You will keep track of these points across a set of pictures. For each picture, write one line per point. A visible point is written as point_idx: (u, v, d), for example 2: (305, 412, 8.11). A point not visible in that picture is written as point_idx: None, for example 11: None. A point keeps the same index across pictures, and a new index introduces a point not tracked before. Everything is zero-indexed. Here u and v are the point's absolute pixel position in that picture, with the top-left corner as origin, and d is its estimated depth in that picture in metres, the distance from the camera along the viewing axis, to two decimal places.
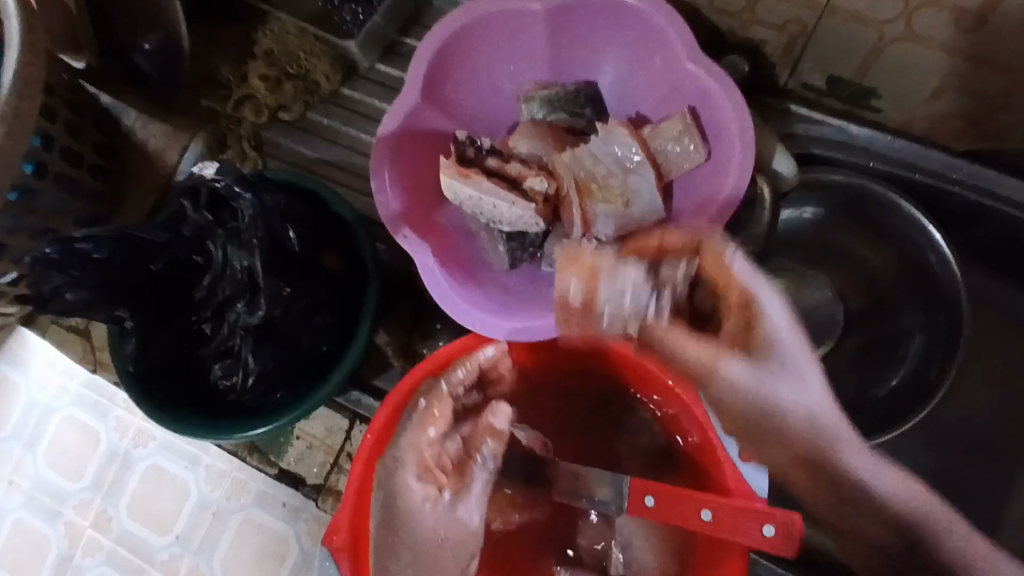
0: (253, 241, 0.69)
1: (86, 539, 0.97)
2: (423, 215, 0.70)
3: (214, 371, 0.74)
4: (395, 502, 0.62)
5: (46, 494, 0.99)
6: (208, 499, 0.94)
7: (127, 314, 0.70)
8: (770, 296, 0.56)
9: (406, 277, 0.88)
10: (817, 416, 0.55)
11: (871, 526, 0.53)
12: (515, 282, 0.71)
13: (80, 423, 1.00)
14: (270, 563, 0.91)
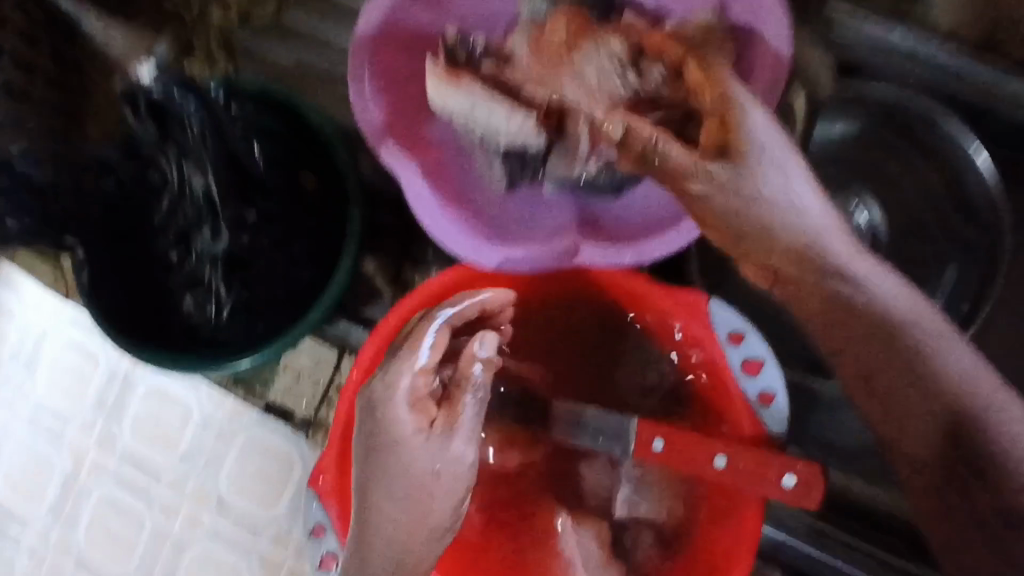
0: (206, 159, 0.61)
1: (91, 459, 0.95)
2: (406, 129, 0.62)
3: (185, 302, 0.69)
4: (384, 432, 0.55)
5: (49, 414, 0.97)
6: (212, 418, 0.91)
7: (78, 240, 0.63)
8: (752, 100, 0.44)
9: (393, 199, 0.80)
10: (822, 239, 0.47)
11: (877, 340, 0.50)
12: (512, 205, 0.64)
13: (78, 345, 0.95)
14: (274, 479, 0.88)
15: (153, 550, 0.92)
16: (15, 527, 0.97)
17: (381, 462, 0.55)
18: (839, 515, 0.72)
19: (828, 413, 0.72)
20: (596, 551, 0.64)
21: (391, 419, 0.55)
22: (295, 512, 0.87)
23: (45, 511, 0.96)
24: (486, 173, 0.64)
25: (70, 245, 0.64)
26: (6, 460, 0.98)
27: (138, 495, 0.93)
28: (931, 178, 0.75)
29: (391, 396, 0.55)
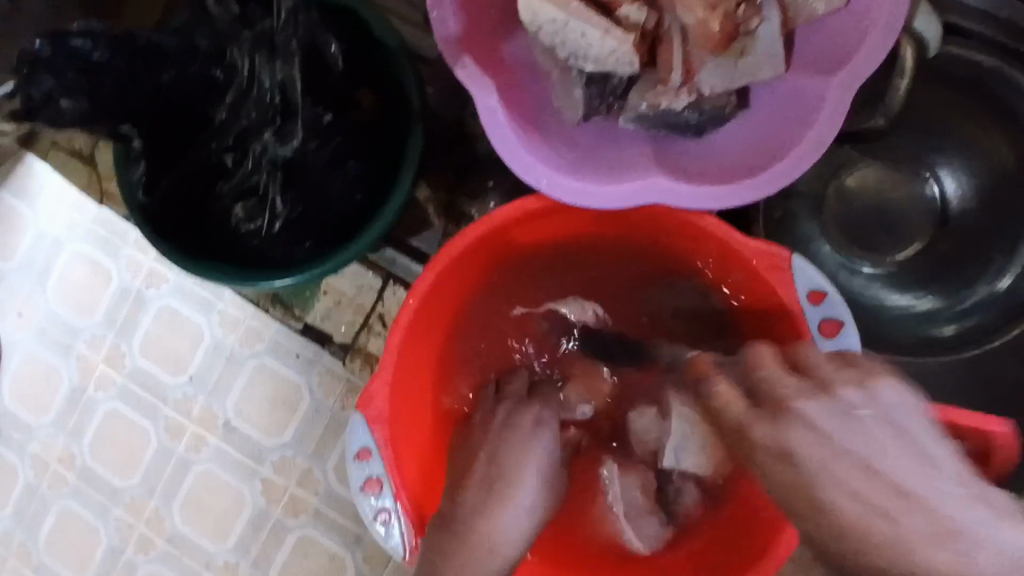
0: (293, 47, 0.61)
1: (98, 375, 0.93)
2: (484, 45, 0.58)
3: (234, 211, 0.66)
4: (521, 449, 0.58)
5: (56, 328, 0.94)
6: (222, 344, 0.90)
7: (133, 131, 0.60)
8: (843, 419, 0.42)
9: (453, 126, 0.77)
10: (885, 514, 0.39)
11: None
12: (586, 137, 0.60)
13: (90, 259, 0.93)
14: (281, 409, 0.88)
15: (156, 469, 0.92)
16: (19, 436, 0.95)
17: (493, 479, 0.55)
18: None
19: None
20: (639, 499, 0.64)
21: (523, 442, 0.58)
22: (302, 441, 0.88)
23: (50, 421, 0.95)
24: (561, 100, 0.58)
25: (126, 137, 0.60)
26: (12, 366, 0.96)
27: (144, 413, 0.92)
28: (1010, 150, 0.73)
29: (529, 425, 0.60)
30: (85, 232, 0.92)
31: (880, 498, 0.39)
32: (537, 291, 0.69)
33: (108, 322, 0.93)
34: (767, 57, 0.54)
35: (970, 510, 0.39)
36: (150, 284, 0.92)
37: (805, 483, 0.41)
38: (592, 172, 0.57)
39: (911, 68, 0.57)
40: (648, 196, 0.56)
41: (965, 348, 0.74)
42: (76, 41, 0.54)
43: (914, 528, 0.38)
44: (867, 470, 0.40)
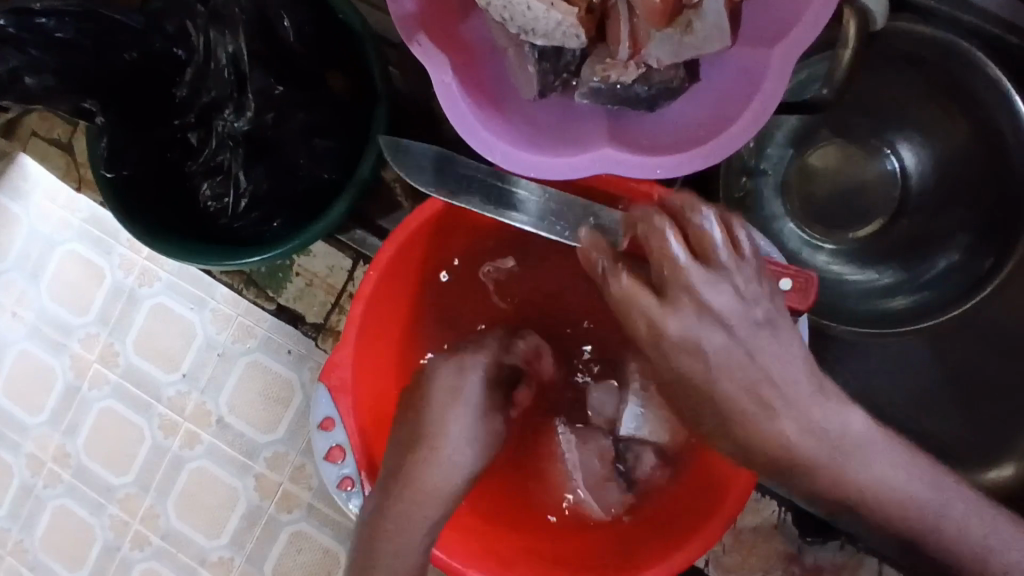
0: (238, 17, 0.61)
1: (93, 372, 0.95)
2: (440, 24, 0.59)
3: (203, 190, 0.68)
4: (453, 433, 0.61)
5: (51, 326, 0.96)
6: (214, 340, 0.91)
7: (97, 108, 0.62)
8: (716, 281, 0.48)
9: (420, 109, 0.78)
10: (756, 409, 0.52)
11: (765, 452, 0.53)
12: (543, 114, 0.61)
13: (82, 258, 0.94)
14: (277, 406, 0.90)
15: (151, 465, 0.94)
16: (14, 435, 0.97)
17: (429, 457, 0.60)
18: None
19: (845, 358, 0.79)
20: (597, 468, 0.67)
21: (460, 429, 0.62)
22: (293, 436, 0.90)
23: (44, 420, 0.97)
24: (518, 75, 0.60)
25: (90, 113, 0.62)
26: (6, 365, 0.98)
27: (140, 411, 0.94)
28: (964, 125, 0.73)
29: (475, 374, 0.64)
30: (76, 232, 0.94)
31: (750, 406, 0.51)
32: (511, 278, 0.72)
33: (101, 320, 0.94)
34: (710, 28, 0.55)
35: (816, 405, 0.52)
36: (144, 282, 0.93)
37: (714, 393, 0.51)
38: (548, 146, 0.59)
39: (854, 39, 0.60)
40: (598, 167, 0.58)
41: (914, 322, 0.72)
42: (40, 20, 0.57)
43: (776, 415, 0.52)
44: (757, 377, 0.50)
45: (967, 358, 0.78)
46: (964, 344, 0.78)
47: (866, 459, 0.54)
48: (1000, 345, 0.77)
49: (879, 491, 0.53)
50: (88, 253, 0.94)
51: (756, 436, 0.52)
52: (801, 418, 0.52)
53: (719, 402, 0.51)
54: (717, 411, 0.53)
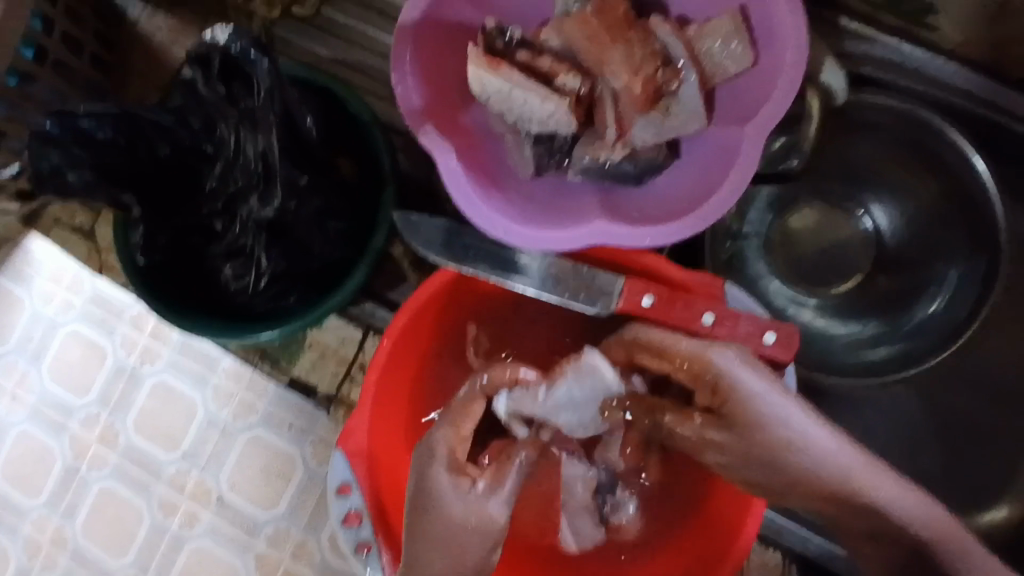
0: (269, 118, 0.62)
1: (92, 453, 0.96)
2: (444, 114, 0.66)
3: (224, 271, 0.71)
4: (438, 523, 0.60)
5: (51, 408, 0.97)
6: (216, 417, 0.94)
7: (133, 200, 0.67)
8: (752, 374, 0.59)
9: (423, 190, 0.83)
10: (762, 408, 0.59)
11: (762, 445, 0.59)
12: (540, 191, 0.67)
13: (86, 339, 0.97)
14: (275, 482, 0.92)
15: (149, 549, 0.94)
16: (10, 516, 0.97)
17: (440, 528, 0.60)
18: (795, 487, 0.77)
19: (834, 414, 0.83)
20: (581, 493, 0.68)
21: (438, 511, 0.60)
22: (295, 513, 0.91)
23: (42, 502, 0.97)
24: (515, 157, 0.66)
25: (127, 205, 0.67)
26: (6, 448, 0.98)
27: (138, 490, 0.95)
28: (935, 187, 0.80)
29: (437, 481, 0.61)
30: (80, 311, 0.97)
31: (763, 406, 0.59)
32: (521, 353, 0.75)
33: (101, 401, 0.97)
34: (688, 110, 0.62)
35: (879, 484, 0.55)
36: (144, 361, 0.96)
37: (741, 410, 0.59)
38: (547, 220, 0.64)
39: (816, 115, 0.67)
40: (593, 238, 0.62)
41: (919, 360, 0.76)
42: (82, 122, 0.63)
43: (770, 429, 0.59)
44: (829, 457, 0.57)
45: (948, 407, 0.82)
46: (945, 394, 0.82)
47: (872, 490, 0.56)
48: (974, 395, 0.82)
49: (958, 570, 0.52)
50: (91, 333, 0.97)
51: (766, 452, 0.59)
52: (790, 423, 0.58)
53: (782, 465, 0.59)
54: (784, 473, 0.59)
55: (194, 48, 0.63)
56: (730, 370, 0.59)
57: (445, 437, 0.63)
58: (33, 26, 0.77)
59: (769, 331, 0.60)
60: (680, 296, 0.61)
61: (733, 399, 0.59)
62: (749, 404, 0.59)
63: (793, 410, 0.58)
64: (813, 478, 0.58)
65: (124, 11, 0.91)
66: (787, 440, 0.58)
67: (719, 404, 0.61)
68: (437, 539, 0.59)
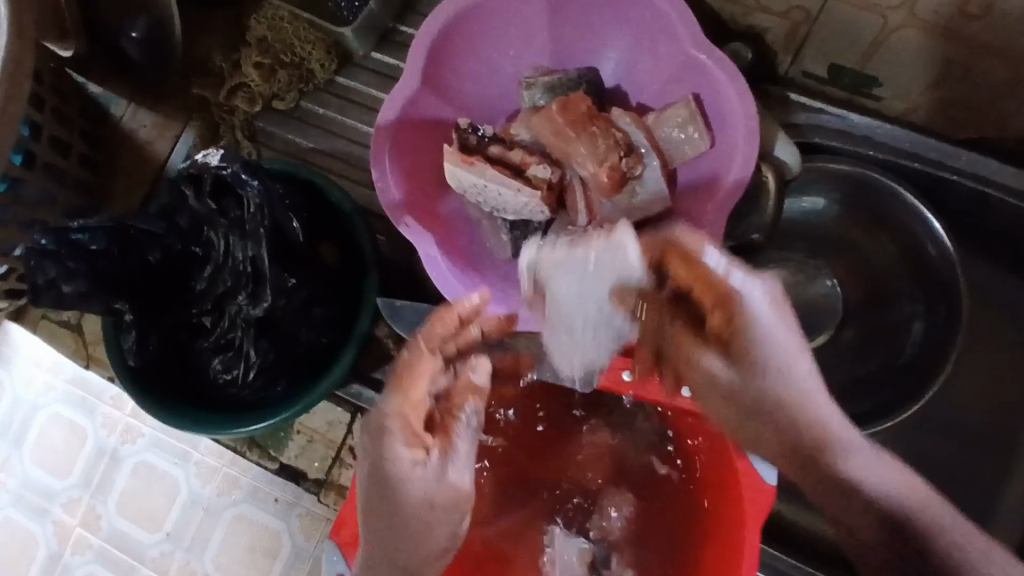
0: (259, 231, 0.67)
1: (76, 536, 0.95)
2: (422, 204, 0.69)
3: (213, 364, 0.73)
4: (407, 516, 0.50)
5: (34, 492, 0.96)
6: (200, 495, 0.93)
7: (127, 306, 0.69)
8: (767, 307, 0.49)
9: (405, 270, 0.86)
10: (764, 345, 0.50)
11: (750, 389, 0.52)
12: (518, 271, 0.70)
13: (68, 421, 0.97)
14: (263, 559, 0.91)
15: None
16: None
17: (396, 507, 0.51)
18: (788, 544, 0.82)
19: None
20: (576, 566, 0.68)
21: (396, 497, 0.50)
22: None
23: None
24: (492, 241, 0.70)
25: (119, 311, 0.69)
26: None
27: (122, 573, 0.94)
28: (892, 246, 0.85)
29: (396, 465, 0.49)
30: (61, 393, 0.97)
31: (768, 344, 0.50)
32: None
33: (84, 482, 0.96)
34: (652, 193, 0.66)
35: (869, 465, 0.50)
36: (126, 440, 0.96)
37: (748, 345, 0.50)
38: (525, 300, 0.67)
39: (772, 190, 0.72)
40: None
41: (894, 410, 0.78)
42: (75, 235, 0.67)
43: (768, 371, 0.50)
44: (824, 422, 0.51)
45: (925, 453, 0.85)
46: (921, 440, 0.85)
47: (855, 462, 0.50)
48: (949, 441, 0.85)
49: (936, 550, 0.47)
50: (72, 414, 0.97)
51: (750, 398, 0.52)
52: (790, 368, 0.50)
53: (765, 411, 0.52)
54: (761, 421, 0.53)
55: (188, 172, 0.70)
56: (755, 308, 0.49)
57: (395, 410, 0.50)
58: (23, 134, 0.79)
59: None
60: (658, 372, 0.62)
61: (744, 338, 0.50)
62: (755, 337, 0.50)
63: (800, 363, 0.50)
64: (796, 435, 0.52)
65: (110, 110, 0.94)
66: (779, 389, 0.51)
67: (729, 345, 0.50)
68: (403, 531, 0.51)
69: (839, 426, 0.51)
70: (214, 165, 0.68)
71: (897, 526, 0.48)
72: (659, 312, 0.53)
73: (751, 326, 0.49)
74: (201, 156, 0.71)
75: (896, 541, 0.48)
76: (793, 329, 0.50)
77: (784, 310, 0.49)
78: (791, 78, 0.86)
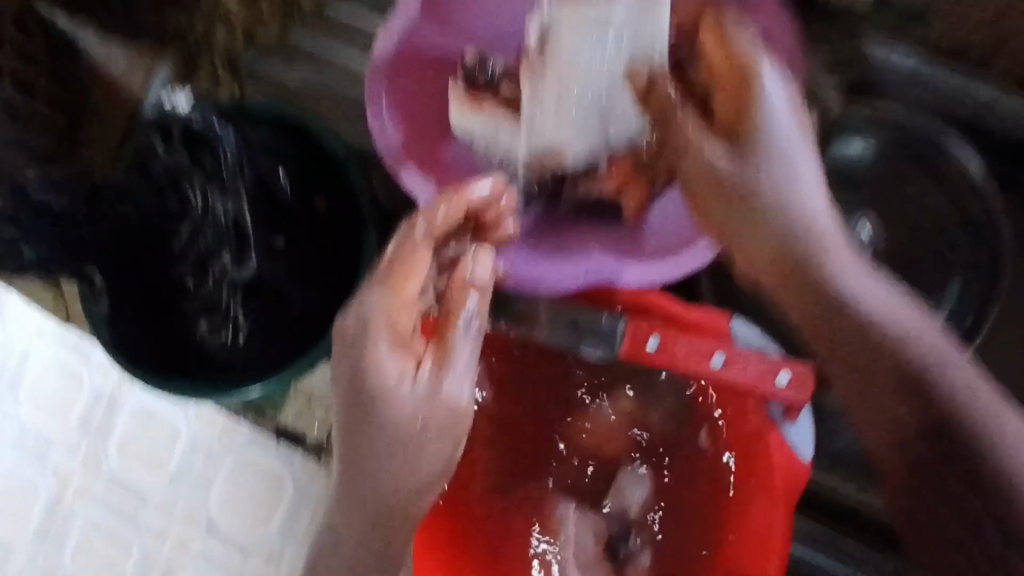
0: (239, 188, 0.66)
1: (78, 480, 0.92)
2: (423, 148, 0.62)
3: (199, 327, 0.69)
4: (393, 423, 0.50)
5: (32, 437, 0.93)
6: (201, 437, 0.88)
7: (97, 270, 0.65)
8: (783, 102, 0.48)
9: (407, 220, 0.79)
10: (777, 135, 0.48)
11: (760, 188, 0.49)
12: (531, 224, 0.63)
13: (62, 365, 0.92)
14: (264, 501, 0.86)
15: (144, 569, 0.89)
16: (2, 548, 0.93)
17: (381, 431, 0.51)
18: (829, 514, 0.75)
19: None
20: (591, 546, 0.66)
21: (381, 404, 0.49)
22: (287, 535, 0.85)
23: (32, 533, 0.93)
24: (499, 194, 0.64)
25: (88, 275, 0.65)
26: None
27: (124, 520, 0.90)
28: None
29: (380, 370, 0.49)
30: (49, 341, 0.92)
31: (782, 134, 0.48)
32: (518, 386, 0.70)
33: (82, 428, 0.91)
34: None
35: (858, 279, 0.50)
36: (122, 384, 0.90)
37: (762, 136, 0.48)
38: (541, 258, 0.61)
39: None
40: (594, 275, 0.61)
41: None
42: (37, 195, 0.63)
43: (776, 172, 0.48)
44: (823, 231, 0.50)
45: None
46: None
47: (852, 286, 0.49)
48: None
49: (936, 383, 0.47)
50: (68, 358, 0.92)
51: (758, 206, 0.49)
52: (796, 172, 0.49)
53: (769, 219, 0.49)
54: (768, 233, 0.50)
55: (153, 118, 0.66)
56: (768, 97, 0.48)
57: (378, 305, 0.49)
58: None
59: (781, 371, 0.56)
60: (684, 336, 0.57)
61: (758, 119, 0.48)
62: (769, 125, 0.48)
63: (804, 164, 0.49)
64: (801, 243, 0.49)
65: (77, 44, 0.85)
66: (784, 189, 0.49)
67: (742, 133, 0.49)
68: (387, 437, 0.50)
69: (839, 246, 0.50)
70: (183, 114, 0.64)
71: (889, 339, 0.49)
72: (671, 105, 0.53)
73: (773, 115, 0.48)
74: (166, 101, 0.68)
75: (907, 392, 0.48)
76: (802, 132, 0.49)
77: (797, 111, 0.49)
78: (825, 1, 0.75)
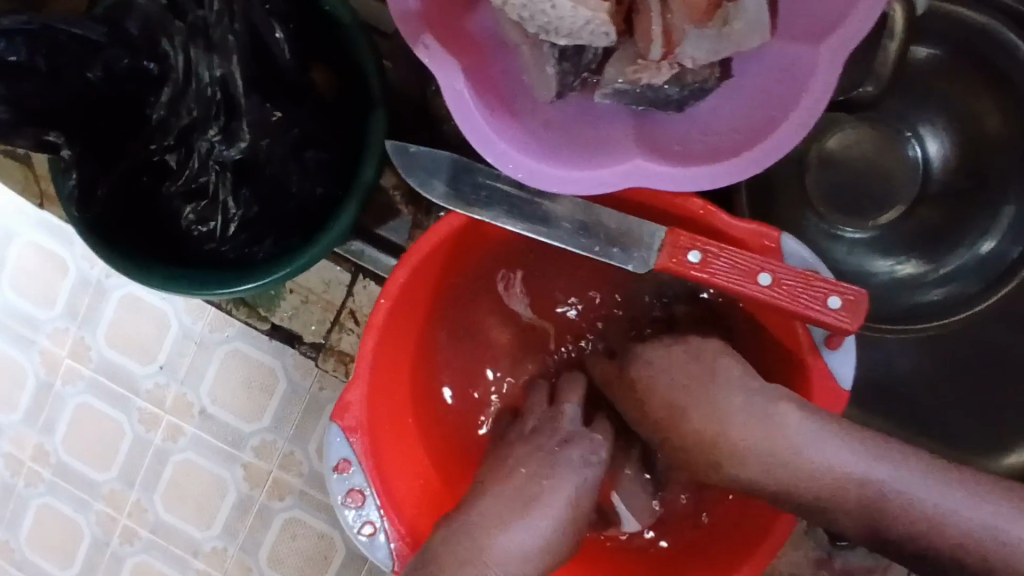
0: (228, 39, 0.55)
1: (65, 368, 0.86)
2: (443, 19, 0.53)
3: (185, 214, 0.62)
4: (525, 499, 0.53)
5: (16, 321, 0.87)
6: (191, 329, 0.83)
7: (63, 139, 0.57)
8: None
9: (417, 105, 0.70)
10: None
11: None
12: (563, 115, 0.55)
13: (46, 250, 0.86)
14: (258, 394, 0.82)
15: (134, 460, 0.85)
16: None
17: (521, 490, 0.53)
18: None
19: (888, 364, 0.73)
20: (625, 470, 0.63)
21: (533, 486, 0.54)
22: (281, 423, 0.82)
23: (19, 418, 0.88)
24: (531, 74, 0.54)
25: (54, 145, 0.57)
26: None
27: (116, 404, 0.85)
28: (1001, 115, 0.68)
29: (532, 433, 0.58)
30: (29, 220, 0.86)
31: None
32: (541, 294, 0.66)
33: (69, 312, 0.86)
34: (752, 23, 0.50)
35: None
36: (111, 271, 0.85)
37: None
38: (575, 157, 0.53)
39: (899, 29, 0.56)
40: (627, 179, 0.52)
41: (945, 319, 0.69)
42: None
43: None
44: None
45: None
46: None
47: None
48: None
49: None
50: (51, 244, 0.86)
51: None
52: None
53: None
54: None
55: None
56: None
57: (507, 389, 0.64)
58: None
59: (834, 295, 0.51)
60: (731, 251, 0.52)
61: None
62: None
63: None
64: None
65: None
66: None
67: None
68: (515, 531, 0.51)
69: None
70: None
71: None
72: None
73: None
74: None
75: None
76: None
77: None
78: None
